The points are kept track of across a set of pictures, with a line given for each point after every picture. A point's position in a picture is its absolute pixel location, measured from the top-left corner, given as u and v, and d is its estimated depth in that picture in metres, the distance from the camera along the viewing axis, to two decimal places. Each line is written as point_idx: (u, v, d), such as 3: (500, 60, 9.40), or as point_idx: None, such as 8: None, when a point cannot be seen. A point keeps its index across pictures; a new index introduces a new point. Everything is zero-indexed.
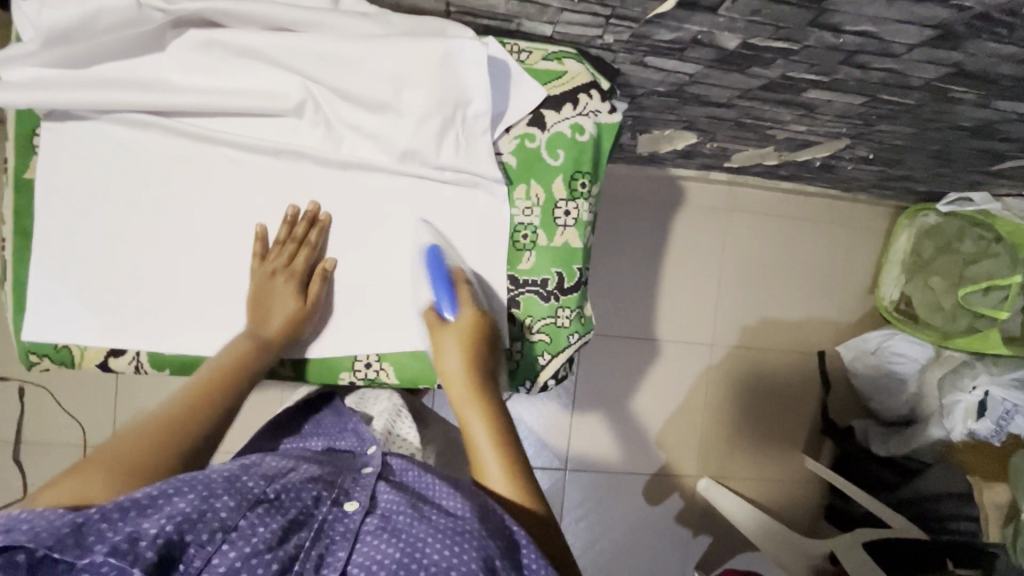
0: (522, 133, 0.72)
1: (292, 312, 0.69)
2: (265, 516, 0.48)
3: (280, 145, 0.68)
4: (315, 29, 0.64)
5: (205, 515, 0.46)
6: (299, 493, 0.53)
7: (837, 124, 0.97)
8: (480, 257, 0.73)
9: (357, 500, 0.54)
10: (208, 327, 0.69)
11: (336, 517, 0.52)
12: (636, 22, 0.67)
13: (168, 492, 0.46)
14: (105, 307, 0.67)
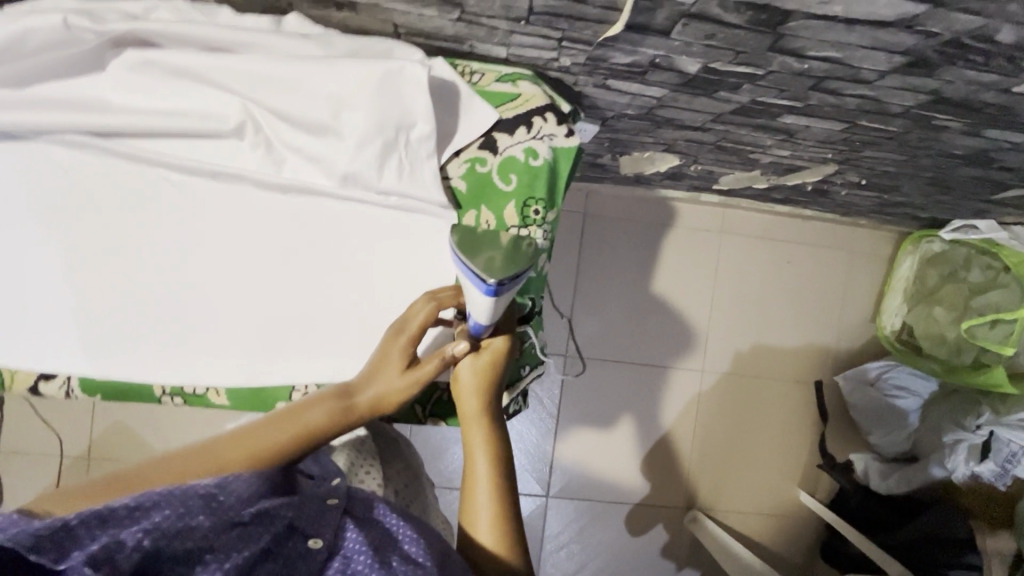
0: (472, 157, 0.70)
1: (388, 387, 0.59)
2: (238, 542, 0.45)
3: (219, 167, 0.66)
4: (254, 51, 0.62)
5: (182, 532, 0.43)
6: (274, 516, 0.49)
7: (820, 150, 0.93)
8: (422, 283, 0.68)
9: (327, 534, 0.49)
10: (141, 351, 0.67)
11: (309, 550, 0.47)
12: (589, 45, 0.64)
13: (146, 505, 0.44)
14: (36, 329, 0.66)
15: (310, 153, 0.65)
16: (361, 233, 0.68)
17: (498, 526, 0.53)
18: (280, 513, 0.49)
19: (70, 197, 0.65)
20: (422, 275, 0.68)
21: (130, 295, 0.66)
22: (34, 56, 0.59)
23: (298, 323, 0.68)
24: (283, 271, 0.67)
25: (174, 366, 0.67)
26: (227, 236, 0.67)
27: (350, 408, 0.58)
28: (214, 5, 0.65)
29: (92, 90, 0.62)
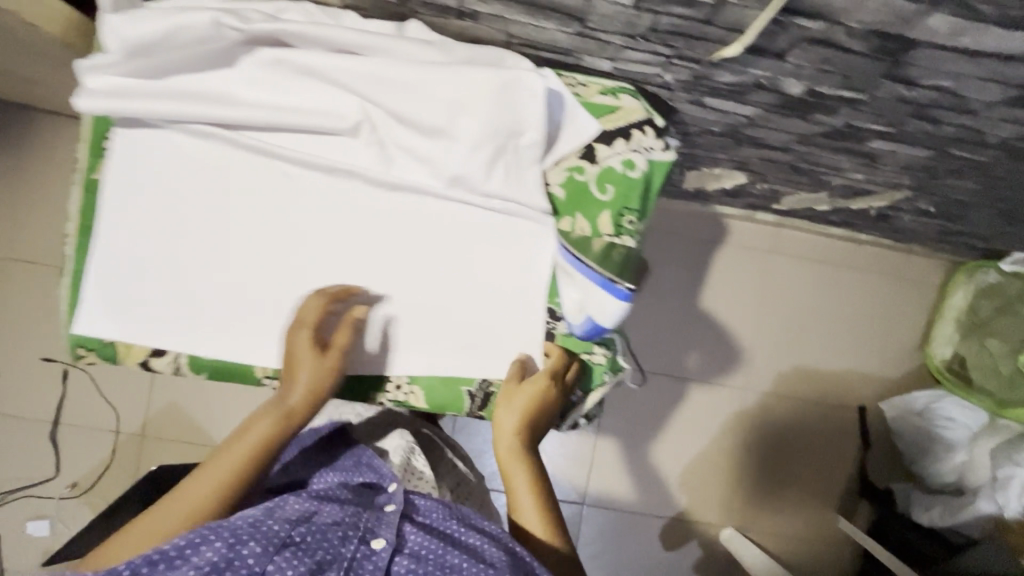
0: (572, 165, 0.72)
1: (315, 371, 0.67)
2: (293, 559, 0.53)
3: (336, 163, 0.69)
4: (378, 53, 0.65)
5: (233, 563, 0.51)
6: (326, 535, 0.57)
7: (898, 175, 0.94)
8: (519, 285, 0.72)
9: (383, 539, 0.58)
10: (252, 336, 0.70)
11: (368, 552, 0.57)
12: (699, 63, 0.66)
13: (197, 542, 0.52)
14: (155, 308, 0.69)
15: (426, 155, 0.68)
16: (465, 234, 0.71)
17: (543, 516, 0.66)
18: (331, 529, 0.58)
19: (192, 184, 0.68)
20: (523, 279, 0.72)
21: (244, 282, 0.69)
22: (173, 51, 0.62)
23: (403, 317, 0.71)
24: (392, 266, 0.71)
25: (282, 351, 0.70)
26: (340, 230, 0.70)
27: (291, 406, 0.67)
28: (339, 8, 0.68)
29: (222, 84, 0.66)
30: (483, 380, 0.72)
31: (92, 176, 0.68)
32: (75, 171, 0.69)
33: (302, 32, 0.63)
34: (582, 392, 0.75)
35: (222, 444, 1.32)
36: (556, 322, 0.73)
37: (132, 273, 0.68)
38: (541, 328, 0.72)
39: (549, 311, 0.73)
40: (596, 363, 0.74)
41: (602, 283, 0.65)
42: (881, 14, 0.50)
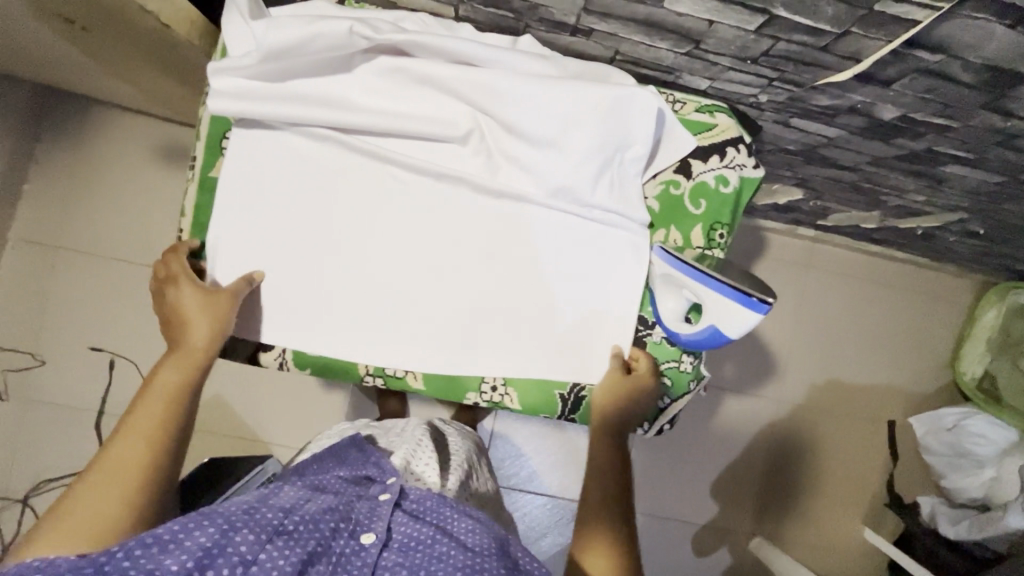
0: (668, 179, 0.74)
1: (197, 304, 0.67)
2: (286, 549, 0.50)
3: (444, 169, 0.71)
4: (494, 65, 0.67)
5: (224, 550, 0.48)
6: (317, 525, 0.53)
7: (958, 198, 0.97)
8: (613, 292, 0.74)
9: (374, 532, 0.55)
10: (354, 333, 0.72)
11: (357, 547, 0.54)
12: (799, 86, 0.69)
13: (190, 526, 0.48)
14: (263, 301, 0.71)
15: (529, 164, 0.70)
16: (562, 241, 0.73)
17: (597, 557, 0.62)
18: (320, 520, 0.54)
19: (304, 184, 0.71)
20: (619, 287, 0.74)
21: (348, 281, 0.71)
22: (300, 58, 0.65)
23: (500, 320, 0.73)
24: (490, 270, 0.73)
25: (384, 350, 0.72)
26: (443, 234, 0.72)
27: (188, 353, 0.66)
28: (455, 21, 0.70)
29: (340, 88, 0.68)
30: (574, 384, 0.75)
31: (207, 172, 0.72)
32: (192, 171, 0.73)
33: (427, 44, 0.65)
34: (670, 398, 0.77)
35: (269, 438, 1.33)
36: (648, 329, 0.75)
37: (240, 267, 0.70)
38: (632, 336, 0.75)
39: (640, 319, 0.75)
40: (684, 371, 0.76)
41: (742, 300, 0.62)
42: (1003, 50, 0.53)
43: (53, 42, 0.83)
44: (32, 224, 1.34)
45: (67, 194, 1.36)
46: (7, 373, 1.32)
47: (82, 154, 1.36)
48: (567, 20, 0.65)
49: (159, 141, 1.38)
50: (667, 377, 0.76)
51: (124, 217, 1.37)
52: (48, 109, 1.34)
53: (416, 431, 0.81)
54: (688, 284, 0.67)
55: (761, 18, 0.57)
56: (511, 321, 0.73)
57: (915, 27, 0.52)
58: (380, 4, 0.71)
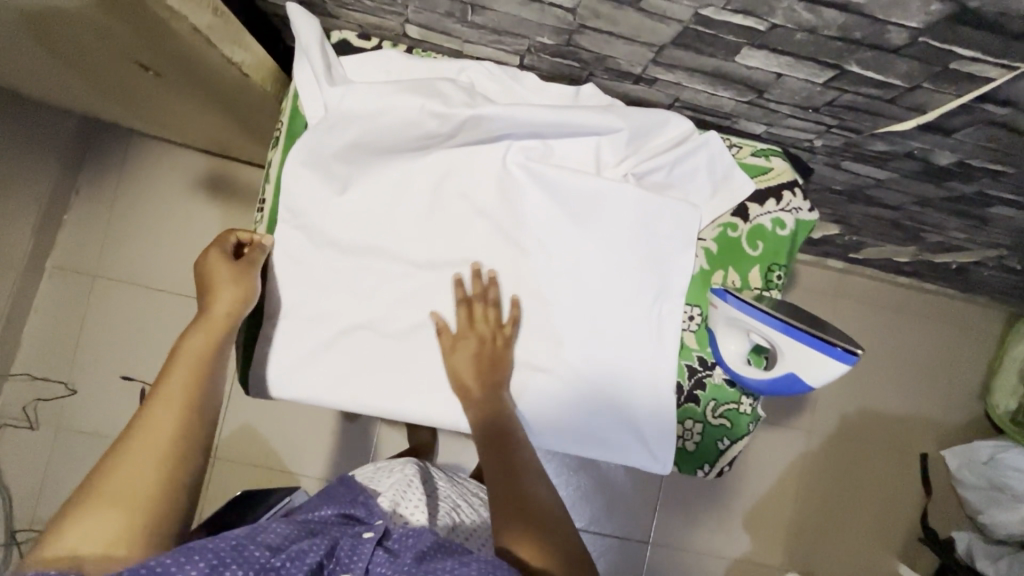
0: (726, 222, 0.76)
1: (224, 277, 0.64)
2: None
3: (507, 213, 0.72)
4: (564, 119, 0.69)
5: None
6: (302, 560, 0.49)
7: (1001, 236, 0.98)
8: (663, 348, 0.74)
9: None
10: (405, 411, 0.71)
11: None
12: (857, 133, 0.70)
13: (178, 561, 0.44)
14: (315, 373, 0.70)
15: (576, 261, 0.73)
16: (615, 302, 0.74)
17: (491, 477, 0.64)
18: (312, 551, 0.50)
19: (355, 288, 0.71)
20: (665, 343, 0.74)
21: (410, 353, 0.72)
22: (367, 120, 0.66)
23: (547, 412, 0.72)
24: (534, 359, 0.73)
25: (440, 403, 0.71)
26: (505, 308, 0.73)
27: (214, 319, 0.62)
28: (519, 69, 0.72)
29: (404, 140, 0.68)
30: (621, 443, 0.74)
31: (274, 214, 0.71)
32: (260, 213, 0.73)
33: (495, 114, 0.67)
34: (729, 439, 0.75)
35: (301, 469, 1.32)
36: (708, 370, 0.75)
37: (297, 328, 0.70)
38: (691, 377, 0.75)
39: (699, 359, 0.75)
40: (744, 412, 0.75)
41: (825, 351, 0.62)
42: None
43: (119, 84, 0.86)
44: (71, 254, 1.36)
45: (107, 224, 1.37)
46: (39, 402, 1.32)
47: (123, 185, 1.38)
48: (633, 69, 0.67)
49: (197, 172, 1.40)
50: (725, 418, 0.75)
51: (161, 247, 1.38)
52: (92, 143, 1.37)
53: (404, 465, 0.81)
54: (763, 327, 0.66)
55: (832, 72, 0.58)
56: (551, 412, 0.73)
57: (989, 83, 0.53)
58: (446, 52, 0.73)
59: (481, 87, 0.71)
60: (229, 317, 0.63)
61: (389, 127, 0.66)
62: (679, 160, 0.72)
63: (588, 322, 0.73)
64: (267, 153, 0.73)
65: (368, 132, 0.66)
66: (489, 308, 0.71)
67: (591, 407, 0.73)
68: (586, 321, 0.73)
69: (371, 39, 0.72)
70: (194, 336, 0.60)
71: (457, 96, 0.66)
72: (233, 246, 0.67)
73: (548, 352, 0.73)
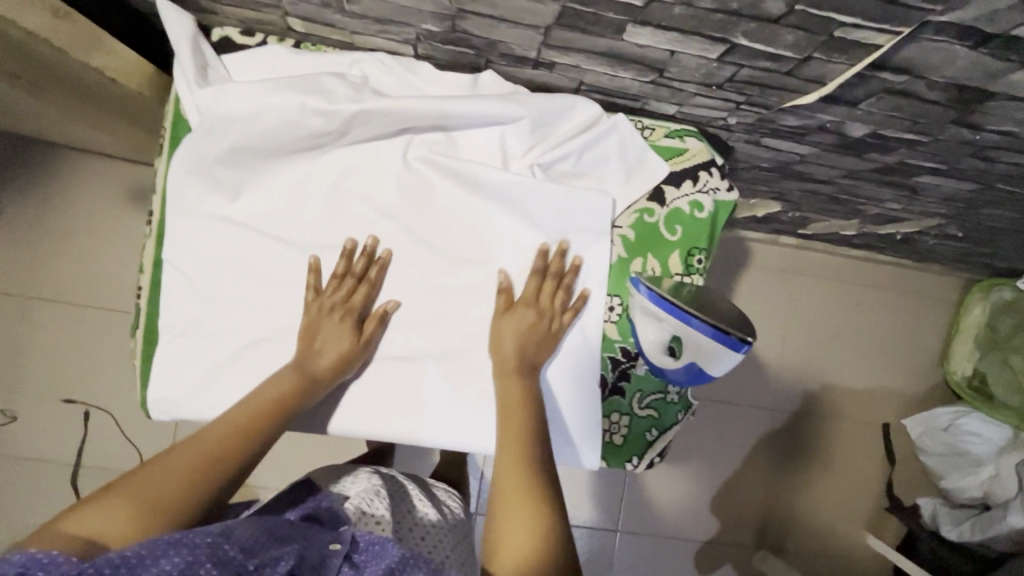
0: (642, 208, 0.73)
1: (344, 350, 0.66)
2: None
3: (412, 210, 0.69)
4: (459, 108, 0.65)
5: None
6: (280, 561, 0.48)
7: (936, 206, 0.96)
8: (584, 341, 0.71)
9: None
10: (315, 423, 0.68)
11: None
12: (767, 108, 0.68)
13: (152, 556, 0.42)
14: (215, 392, 0.66)
15: (486, 256, 0.70)
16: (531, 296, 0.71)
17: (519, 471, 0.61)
18: (286, 556, 0.49)
19: (255, 300, 0.67)
20: (585, 337, 0.71)
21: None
22: (248, 124, 0.62)
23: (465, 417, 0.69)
24: (449, 362, 0.70)
25: (351, 413, 0.68)
26: (413, 310, 0.69)
27: (309, 379, 0.64)
28: (415, 60, 0.68)
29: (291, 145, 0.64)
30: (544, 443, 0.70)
31: (163, 226, 0.67)
32: (149, 225, 0.69)
33: (384, 109, 0.63)
34: (656, 430, 0.74)
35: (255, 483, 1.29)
36: (632, 361, 0.73)
37: (194, 346, 0.67)
38: (614, 369, 0.73)
39: (622, 350, 0.73)
40: (670, 402, 0.74)
41: (714, 334, 0.61)
42: (966, 70, 0.52)
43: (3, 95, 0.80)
44: None
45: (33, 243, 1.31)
46: None
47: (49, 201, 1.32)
48: (528, 54, 0.64)
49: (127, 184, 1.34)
50: (651, 409, 0.74)
51: (91, 263, 1.31)
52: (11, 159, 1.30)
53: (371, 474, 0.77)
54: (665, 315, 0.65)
55: (722, 47, 0.56)
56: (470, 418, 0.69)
57: (877, 51, 0.51)
58: (338, 46, 0.69)
59: (375, 81, 0.67)
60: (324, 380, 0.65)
61: (272, 129, 0.62)
62: (587, 145, 0.69)
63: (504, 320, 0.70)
64: (154, 162, 0.69)
65: (250, 135, 0.62)
66: (562, 290, 0.70)
67: None
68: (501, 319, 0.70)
69: (255, 36, 0.68)
70: (267, 391, 0.63)
71: (342, 92, 0.62)
72: (376, 271, 0.68)
73: (583, 327, 0.71)
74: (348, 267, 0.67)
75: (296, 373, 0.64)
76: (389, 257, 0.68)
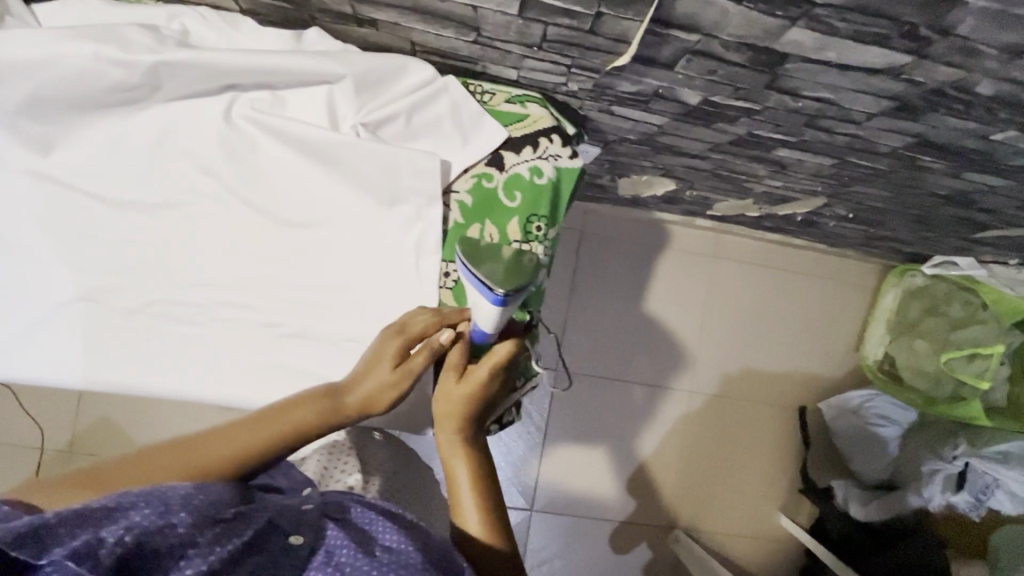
0: (480, 172, 0.72)
1: (382, 382, 0.63)
2: (219, 537, 0.48)
3: (235, 169, 0.68)
4: (271, 65, 0.64)
5: (162, 529, 0.45)
6: (252, 517, 0.52)
7: (811, 183, 0.97)
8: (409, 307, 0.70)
9: (304, 530, 0.52)
10: (133, 384, 0.67)
11: (289, 542, 0.50)
12: (597, 73, 0.67)
13: (126, 507, 0.46)
14: (26, 348, 0.66)
15: (316, 219, 0.69)
16: (361, 255, 0.70)
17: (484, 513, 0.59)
18: (257, 514, 0.53)
19: (69, 257, 0.66)
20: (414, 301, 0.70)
21: (136, 324, 0.67)
22: (44, 72, 0.60)
23: (284, 380, 0.68)
24: (277, 324, 0.69)
25: (167, 373, 0.67)
26: (237, 272, 0.68)
27: (341, 406, 0.62)
28: (240, 15, 0.67)
29: (94, 95, 0.62)
30: None
31: None
32: None
33: (190, 60, 0.62)
34: None
35: None
36: None
37: (3, 303, 0.66)
38: None
39: None
40: None
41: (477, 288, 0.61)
42: (746, 28, 0.52)
43: None
44: None
45: None
46: None
47: None
48: (344, 9, 0.63)
49: None
50: None
51: None
52: None
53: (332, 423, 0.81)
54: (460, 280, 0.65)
55: (516, 1, 0.55)
56: (291, 381, 0.69)
57: (653, 4, 0.51)
58: None
59: (195, 34, 0.66)
60: (358, 406, 0.63)
61: (72, 80, 0.61)
62: (416, 108, 0.69)
63: (330, 284, 0.69)
64: None
65: (46, 85, 0.61)
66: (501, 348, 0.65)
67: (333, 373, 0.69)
68: (328, 283, 0.69)
69: None
70: (292, 409, 0.61)
71: (142, 42, 0.61)
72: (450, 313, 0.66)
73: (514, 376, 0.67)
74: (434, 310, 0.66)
75: (326, 399, 0.62)
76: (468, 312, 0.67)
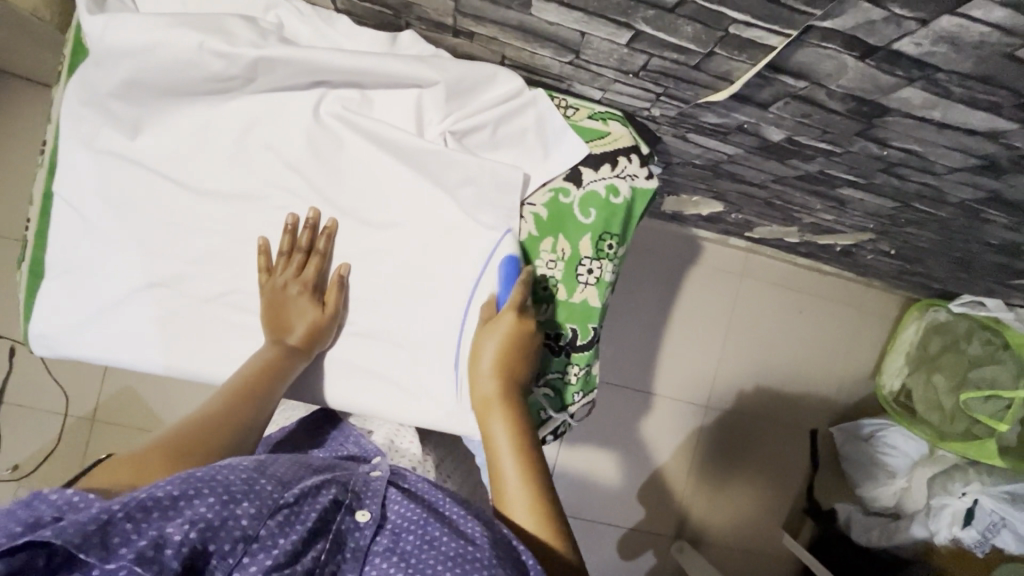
0: (557, 187, 0.72)
1: (314, 321, 0.67)
2: (286, 527, 0.44)
3: (318, 166, 0.68)
4: (366, 69, 0.64)
5: (227, 523, 0.41)
6: (315, 497, 0.47)
7: (863, 220, 0.98)
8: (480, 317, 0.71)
9: (368, 511, 0.49)
10: (204, 372, 0.68)
11: (350, 525, 0.48)
12: (686, 103, 0.67)
13: (190, 493, 0.40)
14: (100, 329, 0.67)
15: (395, 222, 0.70)
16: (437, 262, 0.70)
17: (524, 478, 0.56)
18: (325, 489, 0.49)
19: (148, 241, 0.66)
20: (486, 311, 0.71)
21: (209, 314, 0.68)
22: (141, 59, 0.60)
23: (354, 379, 0.70)
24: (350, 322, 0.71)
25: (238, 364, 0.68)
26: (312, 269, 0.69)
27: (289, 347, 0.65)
28: (335, 13, 0.66)
29: (188, 83, 0.62)
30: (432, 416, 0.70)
31: (55, 157, 0.66)
32: (46, 152, 0.68)
33: (287, 57, 0.61)
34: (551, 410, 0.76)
35: None
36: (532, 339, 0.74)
37: (79, 283, 0.66)
38: None
39: None
40: (569, 381, 0.75)
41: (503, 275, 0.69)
42: (858, 81, 0.52)
43: None
44: None
45: None
46: None
47: None
48: (445, 20, 0.62)
49: None
50: (549, 388, 0.75)
51: None
52: None
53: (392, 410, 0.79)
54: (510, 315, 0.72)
55: (629, 32, 0.55)
56: (361, 381, 0.70)
57: (772, 52, 0.51)
58: None
59: (290, 29, 0.65)
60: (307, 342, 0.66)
61: (168, 67, 0.60)
62: (503, 120, 0.69)
63: (404, 288, 0.70)
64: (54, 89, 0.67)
65: (142, 70, 0.60)
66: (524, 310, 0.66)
67: (401, 374, 0.70)
68: (402, 287, 0.70)
69: None
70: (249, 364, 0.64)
71: (243, 36, 0.60)
72: (325, 241, 0.68)
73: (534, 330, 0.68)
74: (294, 242, 0.67)
75: (273, 346, 0.65)
76: (334, 225, 0.69)
